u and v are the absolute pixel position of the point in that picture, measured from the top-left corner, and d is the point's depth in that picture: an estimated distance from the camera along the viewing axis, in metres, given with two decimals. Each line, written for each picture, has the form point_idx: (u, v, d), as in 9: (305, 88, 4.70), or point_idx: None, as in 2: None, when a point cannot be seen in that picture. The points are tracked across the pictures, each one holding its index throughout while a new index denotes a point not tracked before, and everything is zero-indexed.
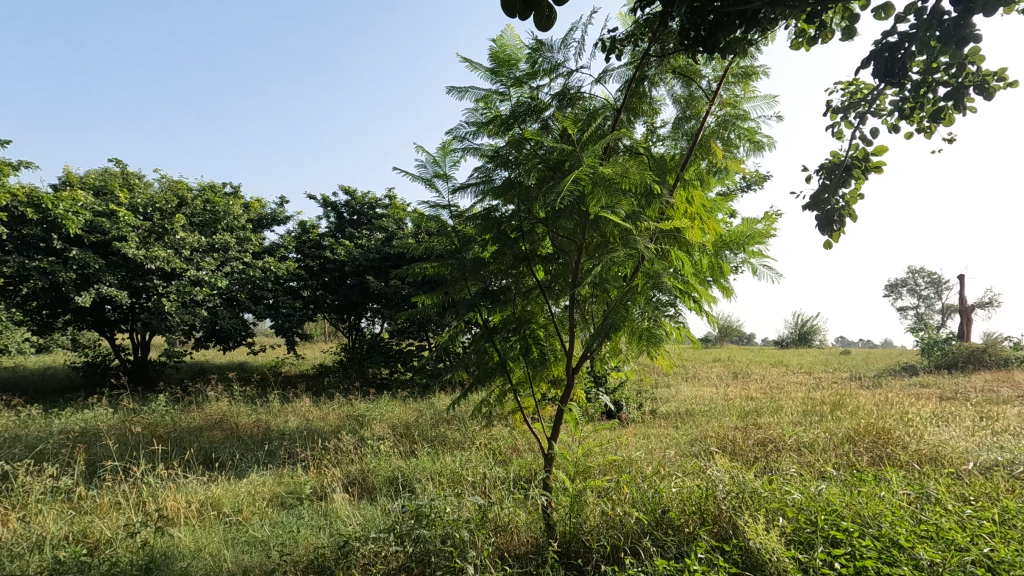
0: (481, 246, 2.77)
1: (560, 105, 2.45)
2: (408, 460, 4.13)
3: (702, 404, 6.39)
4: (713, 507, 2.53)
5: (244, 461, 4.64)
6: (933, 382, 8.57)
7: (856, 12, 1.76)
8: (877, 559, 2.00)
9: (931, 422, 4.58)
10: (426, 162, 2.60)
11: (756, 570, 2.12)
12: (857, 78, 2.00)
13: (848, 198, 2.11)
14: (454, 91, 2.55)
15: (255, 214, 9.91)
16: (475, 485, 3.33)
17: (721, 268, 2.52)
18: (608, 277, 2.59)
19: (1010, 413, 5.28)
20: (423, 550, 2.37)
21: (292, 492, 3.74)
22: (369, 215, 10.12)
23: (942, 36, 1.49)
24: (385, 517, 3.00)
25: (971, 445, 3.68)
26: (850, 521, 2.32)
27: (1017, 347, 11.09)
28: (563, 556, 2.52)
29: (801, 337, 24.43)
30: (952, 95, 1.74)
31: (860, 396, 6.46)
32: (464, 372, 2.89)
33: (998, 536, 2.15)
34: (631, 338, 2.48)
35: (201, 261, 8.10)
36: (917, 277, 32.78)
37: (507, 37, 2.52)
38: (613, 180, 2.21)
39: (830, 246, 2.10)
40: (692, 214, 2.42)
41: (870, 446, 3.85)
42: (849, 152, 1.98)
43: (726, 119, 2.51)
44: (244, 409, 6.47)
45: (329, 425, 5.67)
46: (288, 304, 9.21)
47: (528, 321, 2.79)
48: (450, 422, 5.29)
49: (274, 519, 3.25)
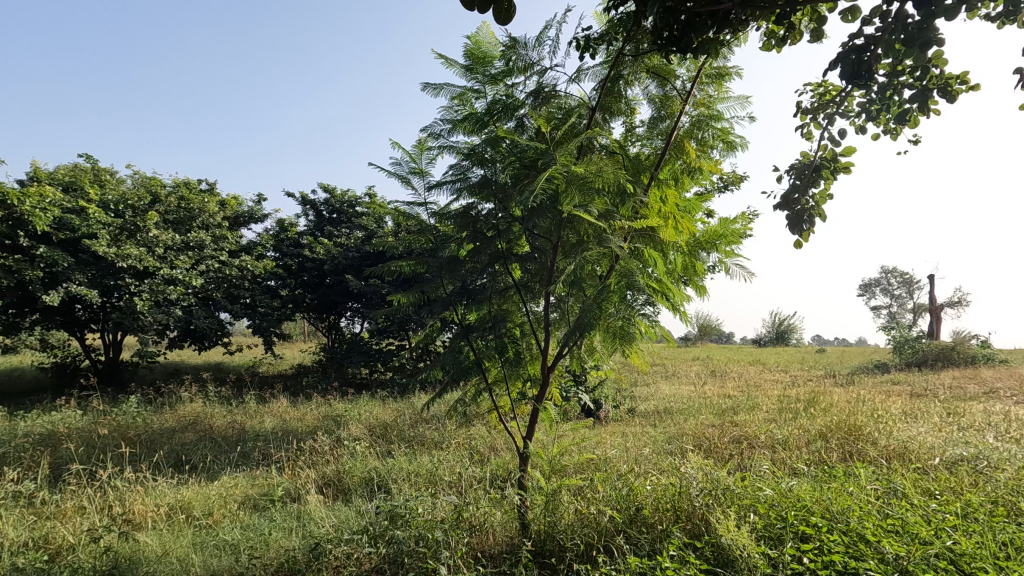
0: (457, 245, 2.75)
1: (535, 103, 2.44)
2: (385, 460, 4.10)
3: (680, 402, 6.46)
4: (686, 504, 2.55)
5: (217, 463, 4.56)
6: (904, 379, 8.79)
7: (823, 15, 1.79)
8: (844, 554, 2.03)
9: (901, 419, 4.68)
10: (401, 159, 2.57)
11: (727, 566, 2.14)
12: (825, 80, 2.04)
13: (818, 198, 2.14)
14: (429, 88, 2.53)
15: (231, 212, 9.74)
16: (451, 485, 3.30)
17: (695, 268, 2.54)
18: (583, 276, 2.60)
19: (976, 409, 5.42)
20: (396, 552, 2.35)
21: (265, 494, 3.68)
22: (348, 214, 10.02)
23: (906, 39, 1.52)
24: (359, 518, 2.97)
25: (938, 441, 3.78)
26: (819, 517, 2.35)
27: (984, 346, 11.43)
28: (536, 556, 2.51)
29: (777, 336, 24.88)
30: (917, 97, 1.78)
31: (834, 394, 6.58)
32: (439, 371, 2.87)
33: (961, 530, 2.20)
34: (605, 336, 2.48)
35: (175, 259, 7.92)
36: (889, 278, 33.59)
37: (482, 35, 2.49)
38: (587, 179, 2.22)
39: (801, 246, 2.13)
40: (666, 212, 2.45)
41: (841, 442, 3.93)
42: (818, 152, 2.01)
43: (701, 119, 2.52)
44: (218, 410, 6.35)
45: (305, 426, 5.60)
46: (266, 303, 9.06)
47: (504, 320, 2.78)
48: (429, 422, 5.26)
49: (245, 521, 3.20)
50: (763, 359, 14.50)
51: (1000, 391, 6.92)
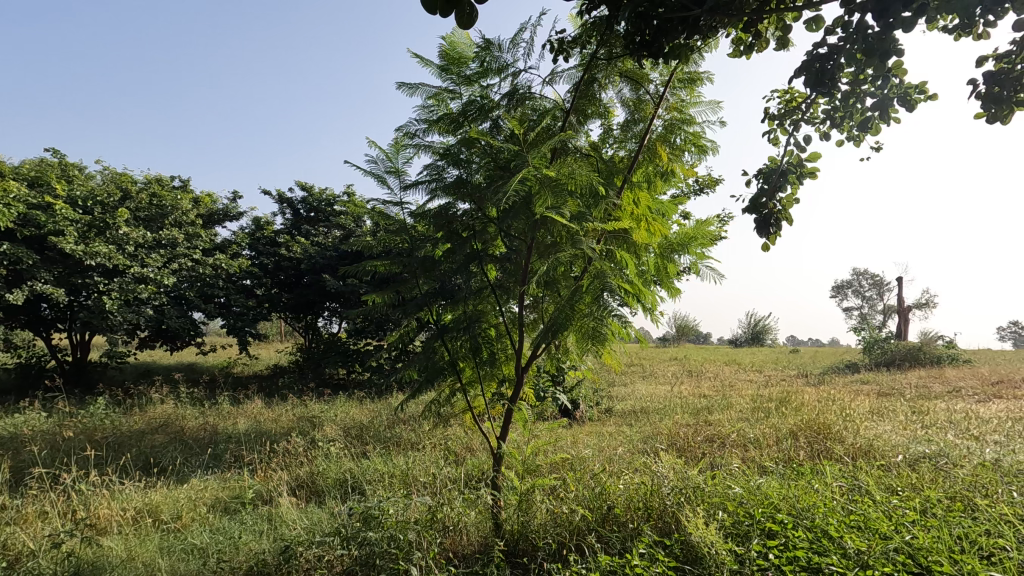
0: (433, 246, 2.74)
1: (509, 104, 2.44)
2: (360, 461, 4.06)
3: (655, 402, 6.54)
4: (657, 502, 2.59)
5: (187, 465, 4.47)
6: (873, 378, 9.01)
7: (789, 24, 1.83)
8: (808, 549, 2.08)
9: (868, 417, 4.82)
10: (376, 158, 2.57)
11: (696, 563, 2.18)
12: (792, 87, 2.11)
13: (785, 202, 2.20)
14: (404, 87, 2.53)
15: (205, 209, 9.56)
16: (425, 486, 3.30)
17: (668, 269, 2.58)
18: (558, 276, 2.63)
19: (939, 407, 5.61)
20: (367, 554, 2.34)
21: (236, 497, 3.63)
22: (326, 212, 9.94)
23: (867, 49, 1.56)
24: (332, 520, 2.94)
25: (902, 439, 3.90)
26: (785, 514, 2.41)
27: (949, 346, 11.78)
28: (509, 555, 2.52)
29: (752, 337, 25.36)
30: (878, 106, 1.84)
31: (804, 393, 6.74)
32: (414, 371, 2.86)
33: (919, 524, 2.27)
34: (577, 337, 2.49)
35: (147, 257, 7.74)
36: (861, 280, 34.44)
37: (457, 37, 2.51)
38: (559, 180, 2.24)
39: (769, 248, 2.19)
40: (637, 216, 2.49)
41: (810, 440, 4.03)
42: (785, 157, 2.07)
43: (673, 123, 2.56)
44: (190, 412, 6.24)
45: (279, 426, 5.53)
46: (241, 303, 8.91)
47: (478, 321, 2.77)
48: (406, 422, 5.24)
49: (214, 525, 3.14)
50: (739, 359, 14.76)
51: (963, 390, 7.16)
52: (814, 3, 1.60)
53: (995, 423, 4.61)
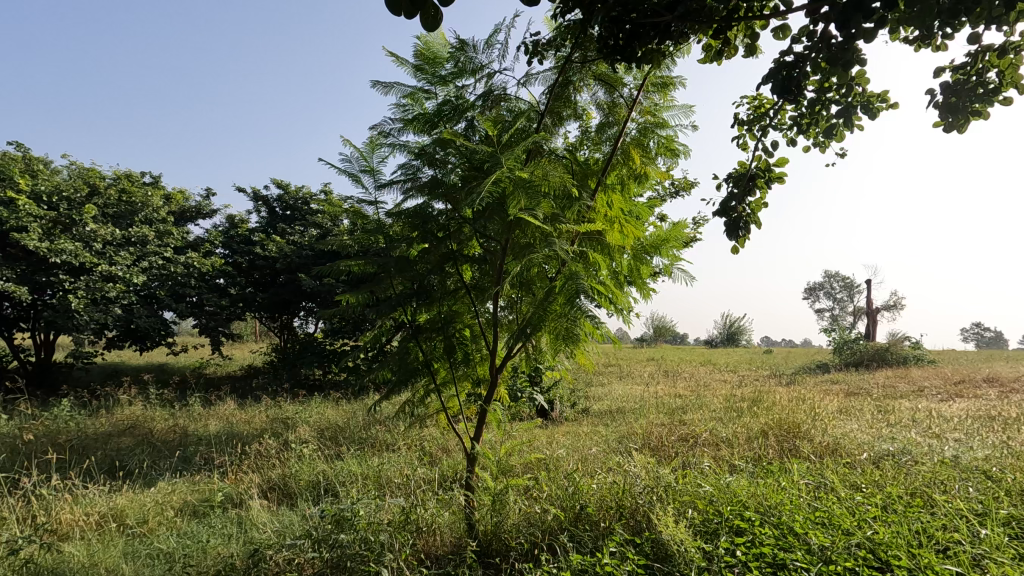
0: (408, 245, 2.72)
1: (484, 105, 2.44)
2: (333, 463, 4.01)
3: (631, 402, 6.61)
4: (629, 501, 2.62)
5: (155, 468, 4.36)
6: (843, 378, 9.24)
7: (757, 31, 1.87)
8: (774, 546, 2.13)
9: (836, 416, 4.93)
10: (351, 157, 2.55)
11: (665, 561, 2.21)
12: (760, 93, 2.16)
13: (754, 206, 2.25)
14: (379, 85, 2.51)
15: (177, 206, 9.36)
16: (399, 487, 3.28)
17: (641, 271, 2.61)
18: (532, 277, 2.63)
19: (904, 406, 5.78)
20: (339, 556, 2.33)
21: (205, 500, 3.56)
22: (302, 211, 9.81)
23: (831, 58, 1.60)
24: (303, 522, 2.91)
25: (868, 437, 4.01)
26: (753, 511, 2.46)
27: (915, 347, 12.15)
28: (481, 555, 2.52)
29: (728, 338, 25.81)
30: (842, 113, 1.89)
31: (776, 393, 6.86)
32: (387, 372, 2.84)
33: (881, 519, 2.34)
34: (550, 337, 2.48)
35: (115, 255, 7.53)
36: (832, 283, 35.31)
37: (432, 37, 2.51)
38: (532, 182, 2.25)
39: (738, 251, 2.23)
40: (611, 217, 2.54)
41: (779, 438, 4.11)
42: (754, 162, 2.12)
43: (647, 126, 2.59)
44: (159, 413, 6.09)
45: (252, 428, 5.44)
46: (214, 302, 8.73)
47: (453, 321, 2.77)
48: (381, 423, 5.20)
49: (182, 529, 3.08)
50: (714, 359, 15.03)
51: (927, 390, 7.39)
52: (781, 12, 1.64)
53: (956, 422, 4.77)
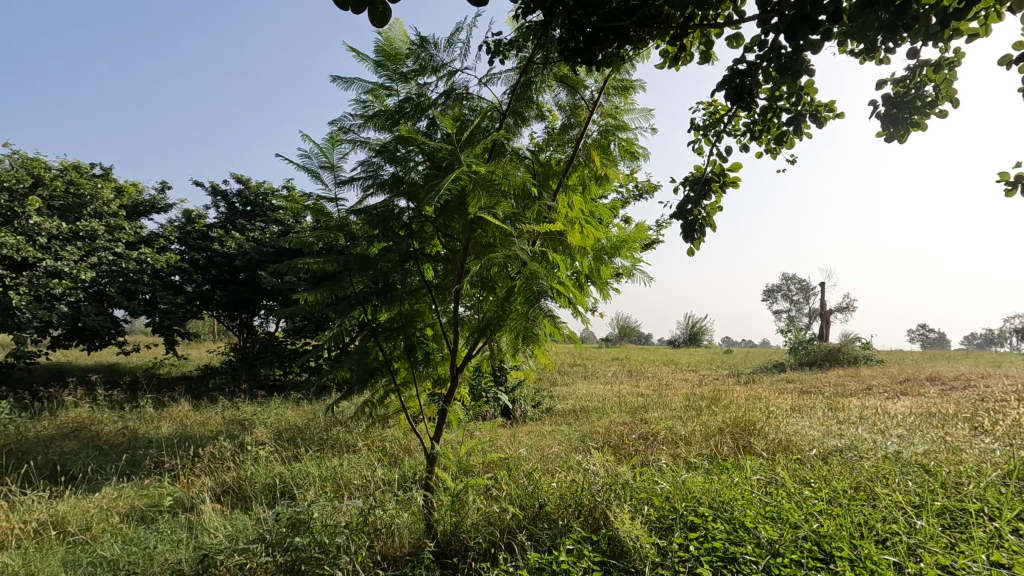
0: (368, 243, 2.68)
1: (446, 104, 2.43)
2: (291, 465, 3.93)
3: (594, 401, 6.68)
4: (588, 499, 2.65)
5: (101, 473, 4.18)
6: (798, 377, 9.55)
7: (711, 39, 1.92)
8: (725, 540, 2.18)
9: (790, 414, 5.10)
10: (310, 152, 2.50)
11: (621, 557, 2.25)
12: (715, 100, 2.23)
13: (709, 210, 2.30)
14: (339, 81, 2.46)
15: (129, 200, 9.00)
16: (358, 488, 3.24)
17: (601, 271, 2.65)
18: (493, 277, 2.61)
19: (853, 404, 6.02)
20: (293, 560, 2.28)
21: (154, 505, 3.43)
22: (263, 207, 9.57)
23: (781, 67, 1.64)
24: (257, 526, 2.84)
25: (818, 434, 4.16)
26: (706, 507, 2.52)
27: (866, 347, 12.67)
28: (439, 556, 2.50)
29: (690, 338, 26.41)
30: (792, 120, 1.96)
31: (733, 391, 7.06)
32: (346, 372, 2.78)
33: (826, 513, 2.43)
34: (510, 337, 2.50)
35: (62, 250, 7.18)
36: (789, 285, 36.54)
37: (394, 33, 2.49)
38: (493, 180, 2.25)
39: (694, 253, 2.28)
40: (572, 217, 2.58)
41: (735, 436, 4.23)
42: (709, 167, 2.17)
43: (608, 128, 2.62)
44: (108, 415, 5.84)
45: (206, 430, 5.26)
46: (168, 300, 8.41)
47: (413, 321, 2.73)
48: (342, 423, 5.11)
49: (128, 535, 2.96)
50: (677, 359, 15.33)
51: (876, 388, 7.70)
52: (734, 21, 1.68)
53: (899, 418, 5.00)
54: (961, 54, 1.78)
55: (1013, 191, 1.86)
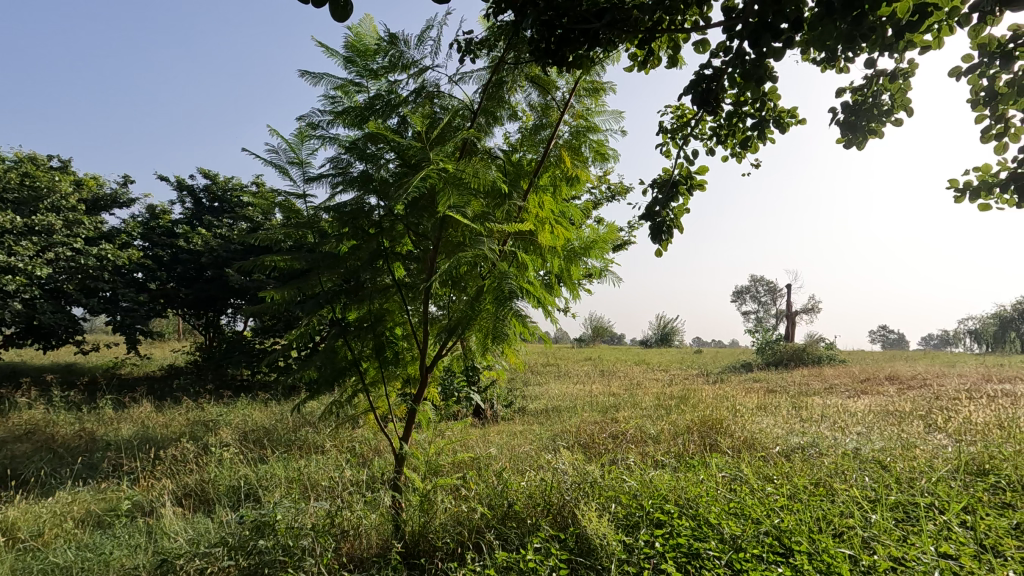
0: (337, 242, 2.64)
1: (416, 102, 2.41)
2: (256, 466, 3.84)
3: (566, 401, 6.71)
4: (556, 498, 2.67)
5: (55, 477, 4.02)
6: (764, 376, 9.79)
7: (679, 43, 1.95)
8: (690, 536, 2.22)
9: (755, 412, 5.22)
10: (278, 148, 2.46)
11: (588, 555, 2.27)
12: (683, 103, 2.27)
13: (676, 212, 2.34)
14: (308, 76, 2.43)
15: (89, 194, 8.70)
16: (326, 490, 3.19)
17: (571, 272, 2.68)
18: (464, 276, 2.60)
19: (816, 402, 6.19)
20: (256, 563, 2.24)
21: (111, 509, 3.32)
22: (231, 203, 9.36)
23: (746, 73, 1.67)
24: (220, 529, 2.78)
25: (782, 432, 4.26)
26: (673, 504, 2.57)
27: (829, 347, 13.07)
28: (407, 556, 2.49)
29: (662, 338, 26.81)
30: (757, 125, 2.01)
31: (702, 390, 7.19)
32: (313, 372, 2.74)
33: (787, 508, 2.49)
34: (479, 337, 2.50)
35: (16, 244, 6.84)
36: (757, 287, 37.43)
37: (364, 29, 2.46)
38: (462, 179, 2.24)
39: (661, 254, 2.31)
40: (542, 218, 2.60)
41: (702, 434, 4.30)
42: (677, 169, 2.21)
43: (579, 129, 2.64)
44: (64, 417, 5.62)
45: (169, 432, 5.11)
46: (130, 298, 8.15)
47: (383, 320, 2.69)
48: (311, 424, 5.02)
49: (82, 541, 2.86)
50: (648, 359, 15.53)
51: (838, 387, 7.94)
52: (700, 27, 1.70)
53: (859, 416, 5.16)
54: (914, 65, 1.85)
55: (961, 198, 1.95)
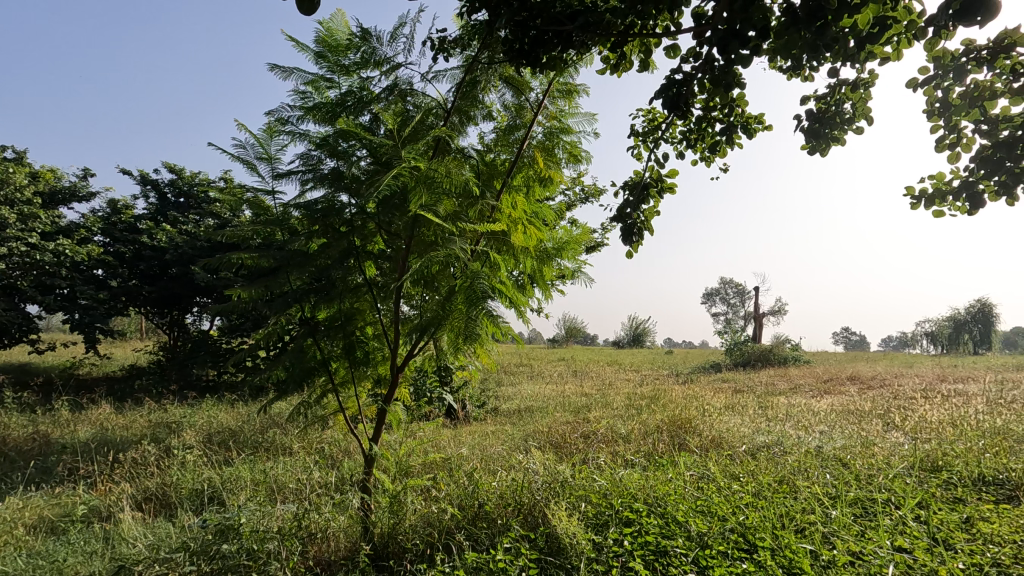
0: (307, 239, 2.59)
1: (389, 98, 2.39)
2: (222, 469, 3.75)
3: (538, 401, 6.73)
4: (527, 498, 2.68)
5: (5, 482, 3.84)
6: (732, 376, 10.00)
7: (650, 47, 1.97)
8: (657, 534, 2.25)
9: (723, 412, 5.33)
10: (246, 142, 2.40)
11: (558, 554, 2.28)
12: (654, 106, 2.30)
13: (647, 213, 2.38)
14: (277, 70, 2.38)
15: (46, 187, 8.36)
16: (293, 492, 3.13)
17: (544, 272, 2.69)
18: (436, 275, 2.58)
19: (781, 402, 6.35)
20: (219, 568, 2.18)
21: (66, 515, 3.19)
22: (197, 198, 9.12)
23: (715, 79, 1.70)
24: (182, 533, 2.70)
25: (748, 431, 4.36)
26: (641, 503, 2.59)
27: (795, 348, 13.44)
28: (375, 558, 2.46)
29: (633, 339, 27.16)
30: (725, 130, 2.05)
31: (672, 391, 7.30)
32: (280, 371, 2.68)
33: (752, 505, 2.55)
34: (451, 337, 2.48)
35: None
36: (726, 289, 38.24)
37: (335, 24, 2.43)
38: (434, 178, 2.23)
39: (632, 255, 2.34)
40: (515, 218, 2.59)
41: (672, 433, 4.37)
42: (647, 172, 2.23)
43: (552, 131, 2.66)
44: (16, 419, 5.39)
45: (129, 434, 4.94)
46: (89, 295, 7.86)
47: (354, 319, 2.65)
48: (279, 425, 4.92)
49: (34, 548, 2.74)
50: (620, 359, 15.72)
51: (803, 387, 8.16)
52: (672, 32, 1.73)
53: (821, 415, 5.32)
54: (874, 76, 1.91)
55: (916, 204, 2.03)
